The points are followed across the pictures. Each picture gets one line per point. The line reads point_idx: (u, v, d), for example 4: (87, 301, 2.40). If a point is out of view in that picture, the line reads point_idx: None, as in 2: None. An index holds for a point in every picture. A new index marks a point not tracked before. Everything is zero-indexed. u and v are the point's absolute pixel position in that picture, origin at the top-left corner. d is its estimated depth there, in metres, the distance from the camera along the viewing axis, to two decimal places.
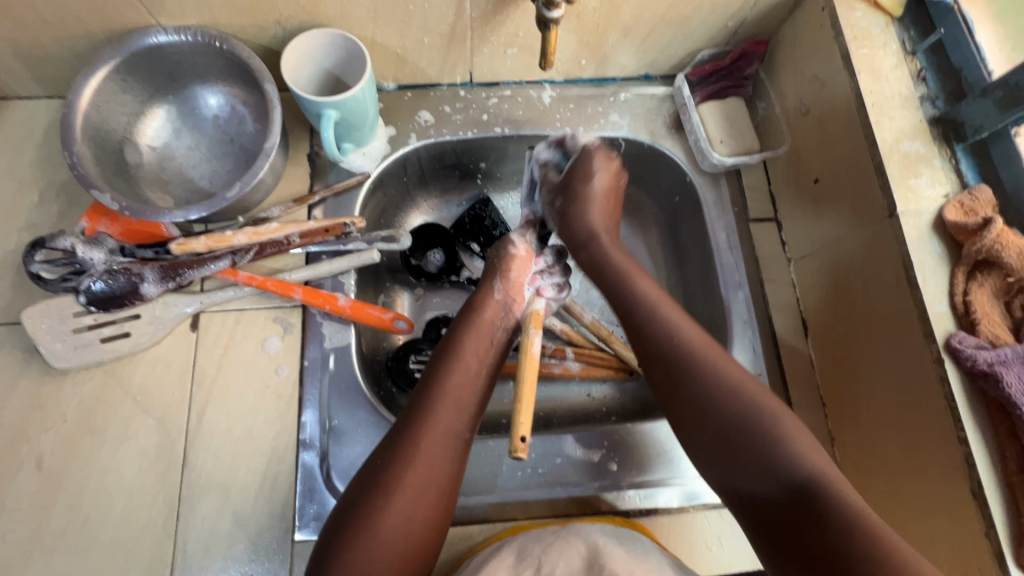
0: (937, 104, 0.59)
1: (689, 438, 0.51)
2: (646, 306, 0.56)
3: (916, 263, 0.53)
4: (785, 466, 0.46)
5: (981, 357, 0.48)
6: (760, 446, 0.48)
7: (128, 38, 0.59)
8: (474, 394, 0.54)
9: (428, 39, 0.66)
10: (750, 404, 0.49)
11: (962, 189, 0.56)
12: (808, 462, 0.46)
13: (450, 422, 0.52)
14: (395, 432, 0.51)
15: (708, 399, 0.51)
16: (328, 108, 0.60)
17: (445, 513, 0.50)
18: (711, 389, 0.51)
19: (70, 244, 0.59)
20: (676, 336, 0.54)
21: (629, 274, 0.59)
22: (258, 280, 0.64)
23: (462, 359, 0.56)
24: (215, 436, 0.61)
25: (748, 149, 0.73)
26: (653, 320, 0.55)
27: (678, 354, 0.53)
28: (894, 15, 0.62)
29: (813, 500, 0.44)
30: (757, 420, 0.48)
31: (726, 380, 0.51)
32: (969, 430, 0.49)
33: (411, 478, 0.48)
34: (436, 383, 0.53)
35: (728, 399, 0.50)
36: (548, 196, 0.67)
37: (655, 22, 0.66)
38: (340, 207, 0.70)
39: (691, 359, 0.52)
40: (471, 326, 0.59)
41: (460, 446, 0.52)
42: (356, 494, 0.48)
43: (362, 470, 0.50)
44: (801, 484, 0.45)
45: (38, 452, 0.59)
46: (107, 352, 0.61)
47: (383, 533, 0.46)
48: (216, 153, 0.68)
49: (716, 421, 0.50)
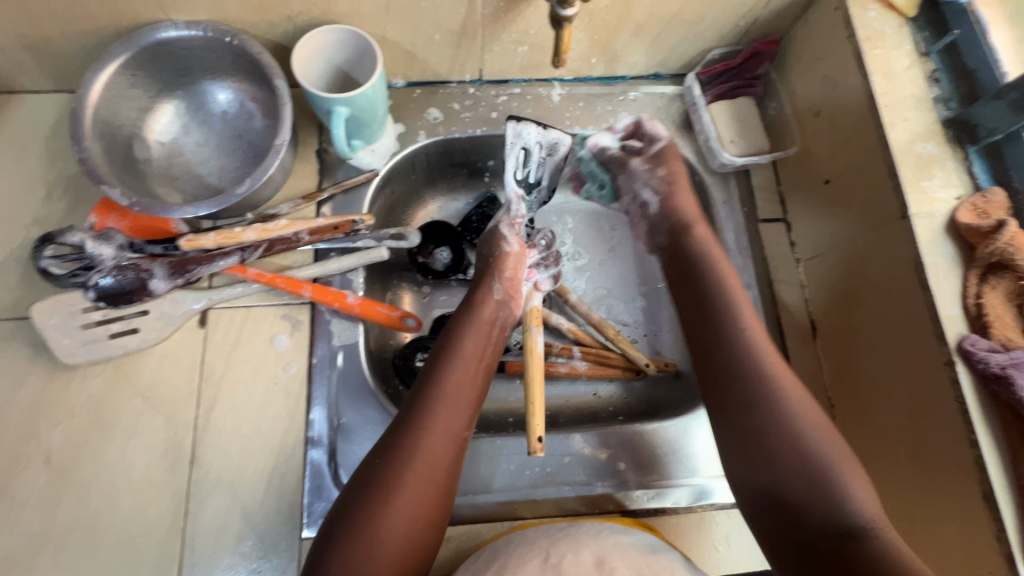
0: (950, 106, 0.59)
1: (739, 459, 0.52)
2: (733, 317, 0.57)
3: (928, 265, 0.53)
4: (839, 506, 0.47)
5: (993, 360, 0.48)
6: (814, 479, 0.48)
7: (137, 33, 0.59)
8: (472, 393, 0.55)
9: (439, 36, 0.66)
10: (823, 440, 0.50)
11: (975, 191, 0.56)
12: (860, 507, 0.47)
13: (449, 422, 0.52)
14: (394, 431, 0.51)
15: (779, 422, 0.51)
16: (338, 105, 0.60)
17: (442, 514, 0.50)
18: (784, 412, 0.51)
19: (79, 239, 0.60)
20: (760, 354, 0.54)
21: (723, 282, 0.60)
22: (268, 277, 0.64)
23: (462, 357, 0.56)
24: (224, 432, 0.61)
25: (759, 149, 0.72)
26: (735, 335, 0.56)
27: (759, 372, 0.53)
28: (908, 16, 0.62)
29: (857, 543, 0.45)
30: (818, 455, 0.49)
31: (801, 411, 0.51)
32: (981, 433, 0.49)
33: (410, 479, 0.48)
34: (435, 380, 0.54)
35: (802, 430, 0.50)
36: (644, 163, 0.71)
37: (666, 22, 0.66)
38: (348, 204, 0.69)
39: (771, 380, 0.53)
40: (471, 325, 0.59)
41: (458, 446, 0.52)
42: (354, 494, 0.48)
43: (360, 470, 0.50)
44: (853, 526, 0.46)
45: (46, 447, 0.59)
46: (115, 347, 0.61)
47: (382, 533, 0.46)
48: (224, 149, 0.68)
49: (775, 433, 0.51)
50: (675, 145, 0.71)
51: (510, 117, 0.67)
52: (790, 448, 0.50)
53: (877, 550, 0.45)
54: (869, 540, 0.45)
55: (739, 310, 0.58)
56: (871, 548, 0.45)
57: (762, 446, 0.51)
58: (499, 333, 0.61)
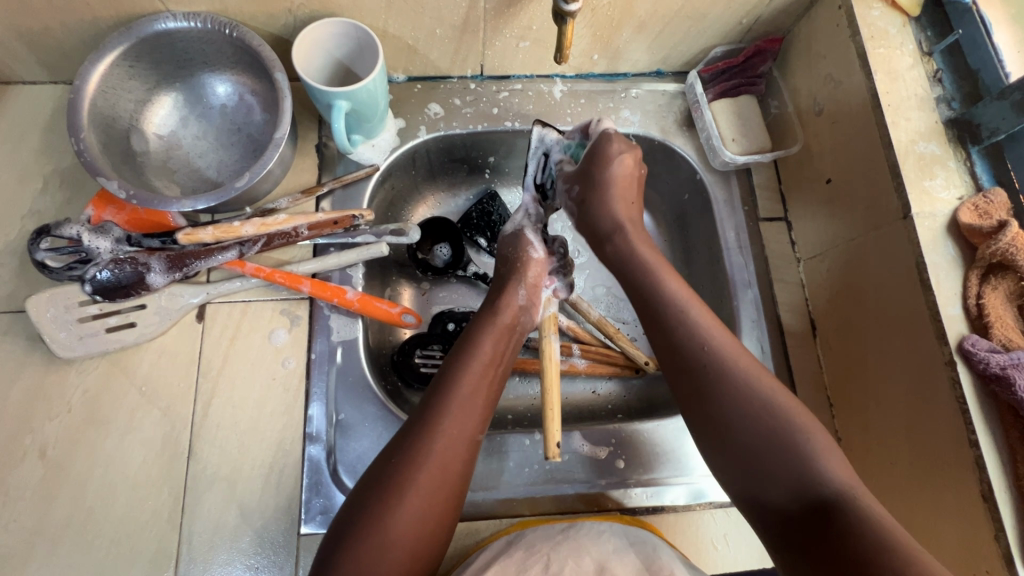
0: (953, 105, 0.59)
1: (708, 444, 0.51)
2: (670, 304, 0.55)
3: (929, 265, 0.53)
4: (810, 477, 0.45)
5: (994, 360, 0.48)
6: (782, 454, 0.47)
7: (136, 24, 0.58)
8: (487, 397, 0.54)
9: (440, 30, 0.65)
10: (775, 412, 0.48)
11: (977, 192, 0.55)
12: (831, 474, 0.45)
13: (464, 425, 0.51)
14: (408, 431, 0.50)
15: (732, 408, 0.49)
16: (340, 98, 0.59)
17: (452, 516, 0.50)
18: (736, 396, 0.50)
19: (76, 231, 0.60)
20: (703, 339, 0.53)
21: (651, 268, 0.58)
22: (266, 272, 0.63)
23: (480, 361, 0.55)
24: (221, 427, 0.60)
25: (760, 148, 0.72)
26: (679, 322, 0.54)
27: (706, 358, 0.52)
28: (912, 15, 0.62)
29: (836, 513, 0.43)
30: (778, 425, 0.48)
31: (752, 387, 0.50)
32: (981, 433, 0.49)
33: (424, 480, 0.48)
34: (451, 382, 0.53)
35: (756, 408, 0.49)
36: (566, 181, 0.66)
37: (669, 18, 0.66)
38: (348, 199, 0.69)
39: (720, 366, 0.51)
40: (490, 328, 0.58)
41: (471, 449, 0.51)
42: (366, 492, 0.48)
43: (372, 468, 0.50)
44: (827, 495, 0.44)
45: (42, 441, 0.58)
46: (112, 342, 0.60)
47: (393, 533, 0.46)
48: (223, 142, 0.68)
49: (730, 416, 0.49)
50: (618, 140, 0.63)
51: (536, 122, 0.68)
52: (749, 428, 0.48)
53: (856, 517, 0.42)
54: (848, 507, 0.43)
55: (675, 297, 0.56)
56: (850, 517, 0.42)
57: (723, 433, 0.50)
58: (517, 338, 0.60)
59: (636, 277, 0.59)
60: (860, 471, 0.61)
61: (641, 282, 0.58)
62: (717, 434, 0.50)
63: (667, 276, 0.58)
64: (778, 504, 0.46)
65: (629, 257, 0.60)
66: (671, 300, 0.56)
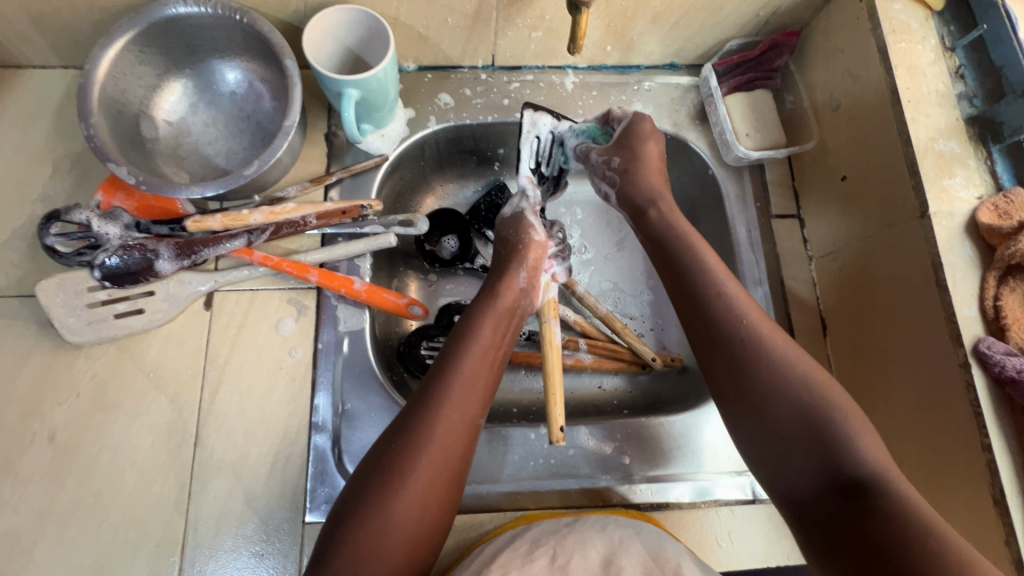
0: (975, 103, 0.58)
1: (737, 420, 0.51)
2: (707, 273, 0.56)
3: (946, 265, 0.52)
4: (841, 454, 0.44)
5: (1010, 364, 0.47)
6: (813, 432, 0.46)
7: (146, 8, 0.58)
8: (487, 381, 0.54)
9: (452, 19, 0.65)
10: (812, 390, 0.48)
11: (996, 192, 0.54)
12: (864, 457, 0.44)
13: (464, 410, 0.51)
14: (409, 414, 0.50)
15: (764, 383, 0.49)
16: (349, 87, 0.59)
17: (452, 502, 0.49)
18: (770, 372, 0.49)
19: (86, 217, 0.60)
20: (737, 312, 0.52)
21: (688, 239, 0.59)
22: (274, 261, 0.63)
23: (481, 345, 0.55)
24: (228, 415, 0.61)
25: (774, 143, 0.71)
26: (710, 302, 0.54)
27: (743, 332, 0.51)
28: (934, 9, 0.60)
29: (870, 494, 0.42)
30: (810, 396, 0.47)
31: (789, 363, 0.49)
32: (994, 436, 0.48)
33: (423, 464, 0.48)
34: (451, 368, 0.53)
35: (791, 383, 0.48)
36: (602, 153, 0.66)
37: (685, 10, 0.65)
38: (357, 188, 0.69)
39: (755, 340, 0.51)
40: (491, 312, 0.58)
41: (471, 434, 0.51)
42: (367, 475, 0.48)
43: (373, 451, 0.49)
44: (860, 477, 0.43)
45: (51, 425, 0.59)
46: (120, 328, 0.60)
47: (393, 517, 0.46)
48: (232, 130, 0.67)
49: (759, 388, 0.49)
50: (648, 122, 0.65)
51: (526, 105, 0.68)
52: (779, 395, 0.48)
53: (892, 501, 0.41)
54: (880, 490, 0.42)
55: (716, 274, 0.55)
56: (881, 499, 0.41)
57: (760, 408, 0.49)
58: (517, 322, 0.60)
59: (673, 245, 0.59)
60: None
61: (682, 256, 0.58)
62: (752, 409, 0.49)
63: (707, 251, 0.58)
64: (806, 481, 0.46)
65: (669, 226, 0.60)
66: (709, 272, 0.56)
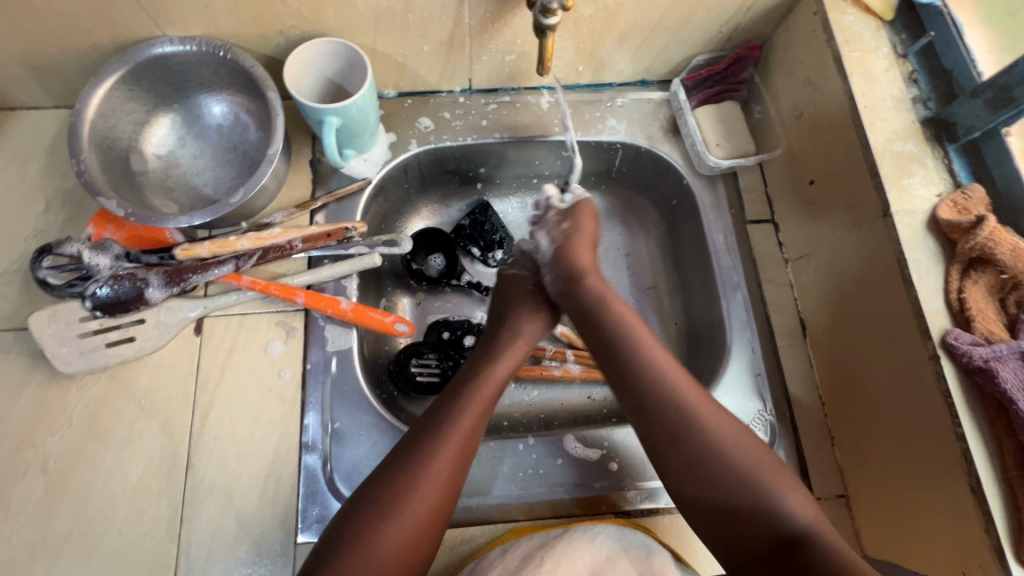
0: (929, 105, 0.60)
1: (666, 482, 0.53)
2: (632, 346, 0.57)
3: (910, 261, 0.54)
4: (775, 518, 0.48)
5: (977, 353, 0.49)
6: (747, 500, 0.49)
7: (134, 49, 0.61)
8: (487, 417, 0.56)
9: (428, 47, 0.68)
10: (738, 464, 0.50)
11: (955, 188, 0.56)
12: (799, 517, 0.48)
13: (464, 446, 0.53)
14: (413, 442, 0.52)
15: (709, 449, 0.51)
16: (329, 115, 0.61)
17: (440, 537, 0.50)
18: (717, 449, 0.51)
19: (77, 249, 0.61)
20: (667, 381, 0.54)
21: (607, 302, 0.61)
22: (261, 284, 0.64)
23: (483, 383, 0.58)
24: (220, 439, 0.61)
25: (744, 152, 0.74)
26: (641, 370, 0.55)
27: (676, 404, 0.53)
28: (885, 19, 0.63)
29: (801, 546, 0.47)
30: (747, 470, 0.50)
31: (719, 432, 0.52)
32: (966, 425, 0.49)
33: (417, 513, 0.49)
34: (451, 404, 0.55)
35: (727, 466, 0.50)
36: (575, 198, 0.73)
37: (649, 29, 0.68)
38: (341, 212, 0.71)
39: (686, 407, 0.53)
40: (496, 357, 0.61)
41: (467, 471, 0.53)
42: (361, 502, 0.49)
43: (373, 477, 0.51)
44: (794, 533, 0.48)
45: (44, 456, 0.60)
46: (112, 356, 0.61)
47: (379, 548, 0.47)
48: (219, 161, 0.70)
49: (695, 457, 0.51)
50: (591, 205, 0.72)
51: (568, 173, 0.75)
52: (700, 468, 0.51)
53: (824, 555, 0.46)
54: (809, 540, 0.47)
55: (637, 343, 0.57)
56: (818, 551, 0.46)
57: (697, 467, 0.51)
58: (518, 364, 0.63)
59: (598, 316, 0.60)
60: (857, 467, 0.60)
61: (603, 330, 0.59)
62: (690, 468, 0.51)
63: (648, 339, 0.58)
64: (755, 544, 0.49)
65: (598, 297, 0.62)
66: (632, 342, 0.58)
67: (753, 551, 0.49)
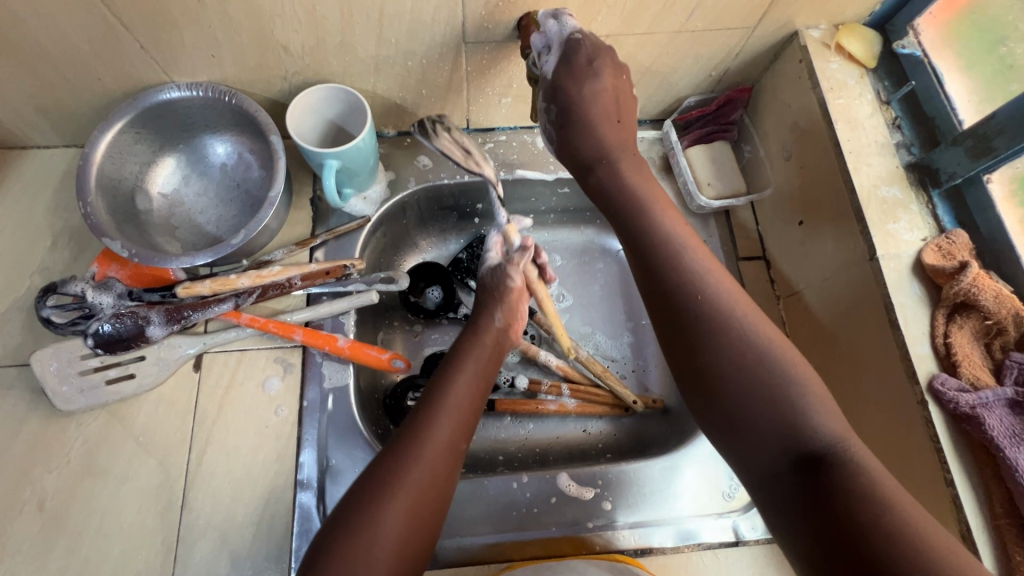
0: (913, 151, 0.62)
1: (704, 418, 0.49)
2: (637, 186, 0.56)
3: (896, 305, 0.55)
4: (804, 430, 0.43)
5: (963, 399, 0.49)
6: (772, 408, 0.45)
7: (142, 95, 0.63)
8: (473, 411, 0.53)
9: (427, 90, 0.70)
10: (766, 380, 0.45)
11: (940, 233, 0.58)
12: (826, 429, 0.43)
13: (454, 431, 0.51)
14: (403, 431, 0.50)
15: (716, 309, 0.49)
16: (329, 158, 0.63)
17: (439, 522, 0.47)
18: (725, 298, 0.49)
19: (81, 289, 0.63)
20: (669, 237, 0.53)
21: (629, 150, 0.58)
22: (260, 322, 0.66)
23: (466, 373, 0.55)
24: (216, 475, 0.62)
25: (735, 190, 0.75)
26: (645, 226, 0.54)
27: (674, 248, 0.53)
28: (868, 67, 0.66)
29: (829, 466, 0.41)
30: (759, 352, 0.46)
31: (750, 338, 0.47)
32: (955, 470, 0.50)
33: (410, 494, 0.46)
34: (438, 392, 0.53)
35: (746, 342, 0.47)
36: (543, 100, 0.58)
37: (641, 74, 0.70)
38: (340, 249, 0.72)
39: (690, 271, 0.51)
40: (475, 350, 0.58)
41: (460, 457, 0.51)
42: (354, 494, 0.46)
43: (365, 470, 0.48)
44: (818, 450, 0.42)
45: (41, 493, 0.60)
46: (112, 394, 0.63)
47: (380, 533, 0.44)
48: (222, 199, 0.71)
49: (712, 307, 0.49)
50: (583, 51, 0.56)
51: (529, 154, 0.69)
52: (714, 325, 0.48)
53: (862, 483, 0.40)
54: (844, 463, 0.41)
55: (643, 195, 0.56)
56: (839, 476, 0.41)
57: (714, 378, 0.47)
58: (499, 357, 0.61)
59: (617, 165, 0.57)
60: None
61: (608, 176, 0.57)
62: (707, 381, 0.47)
63: (643, 184, 0.57)
64: (766, 459, 0.44)
65: (618, 187, 0.57)
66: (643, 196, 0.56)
67: (773, 471, 0.44)
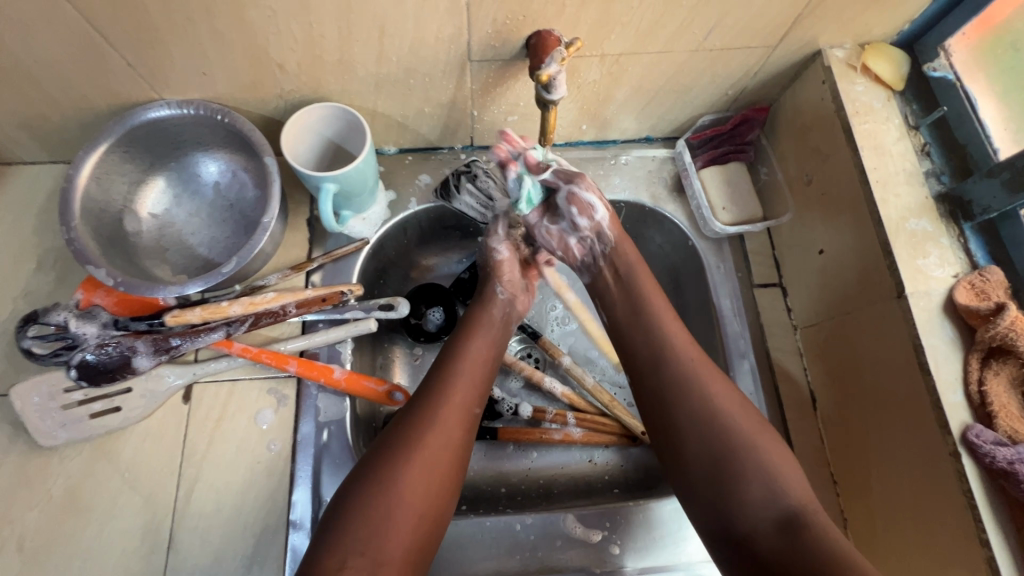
0: (943, 180, 0.59)
1: (668, 462, 0.55)
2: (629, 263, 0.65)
3: (927, 347, 0.52)
4: (775, 492, 0.50)
5: (1000, 454, 0.47)
6: (746, 471, 0.51)
7: (129, 114, 0.60)
8: (482, 385, 0.59)
9: (429, 108, 0.67)
10: (747, 445, 0.52)
11: (972, 269, 0.55)
12: (791, 495, 0.50)
13: (464, 398, 0.56)
14: (418, 400, 0.55)
15: (697, 398, 0.55)
16: (327, 182, 0.60)
17: (457, 481, 0.53)
18: (711, 378, 0.55)
19: (64, 318, 0.60)
20: (656, 313, 0.60)
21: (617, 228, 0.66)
22: (253, 352, 0.62)
23: (473, 349, 0.60)
24: (205, 515, 0.59)
25: (751, 215, 0.72)
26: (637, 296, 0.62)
27: (654, 332, 0.59)
28: (895, 89, 0.62)
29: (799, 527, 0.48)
30: (736, 429, 0.53)
31: (735, 413, 0.54)
32: (990, 529, 0.47)
33: (426, 458, 0.52)
34: (447, 365, 0.58)
35: (726, 419, 0.54)
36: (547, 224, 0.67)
37: (654, 93, 0.66)
38: (338, 273, 0.69)
39: (676, 351, 0.58)
40: (481, 327, 0.63)
41: (472, 424, 0.56)
42: (372, 456, 0.52)
43: (381, 434, 0.54)
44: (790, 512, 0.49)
45: (20, 532, 0.57)
46: (97, 427, 0.60)
47: (398, 486, 0.50)
48: (215, 219, 0.68)
49: (681, 396, 0.55)
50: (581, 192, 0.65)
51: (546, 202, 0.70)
52: (700, 421, 0.54)
53: (825, 542, 0.47)
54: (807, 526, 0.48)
55: (633, 270, 0.64)
56: (810, 540, 0.47)
57: (696, 443, 0.53)
58: (508, 331, 0.66)
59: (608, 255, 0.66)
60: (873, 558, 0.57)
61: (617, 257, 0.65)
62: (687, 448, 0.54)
63: (636, 262, 0.65)
64: (750, 520, 0.50)
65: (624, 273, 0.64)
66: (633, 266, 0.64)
67: (748, 534, 0.50)
